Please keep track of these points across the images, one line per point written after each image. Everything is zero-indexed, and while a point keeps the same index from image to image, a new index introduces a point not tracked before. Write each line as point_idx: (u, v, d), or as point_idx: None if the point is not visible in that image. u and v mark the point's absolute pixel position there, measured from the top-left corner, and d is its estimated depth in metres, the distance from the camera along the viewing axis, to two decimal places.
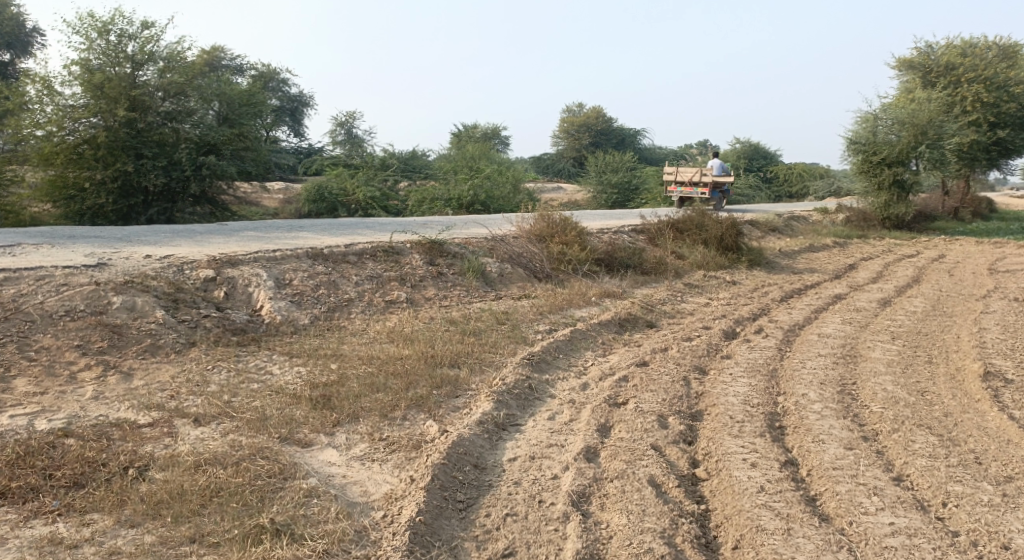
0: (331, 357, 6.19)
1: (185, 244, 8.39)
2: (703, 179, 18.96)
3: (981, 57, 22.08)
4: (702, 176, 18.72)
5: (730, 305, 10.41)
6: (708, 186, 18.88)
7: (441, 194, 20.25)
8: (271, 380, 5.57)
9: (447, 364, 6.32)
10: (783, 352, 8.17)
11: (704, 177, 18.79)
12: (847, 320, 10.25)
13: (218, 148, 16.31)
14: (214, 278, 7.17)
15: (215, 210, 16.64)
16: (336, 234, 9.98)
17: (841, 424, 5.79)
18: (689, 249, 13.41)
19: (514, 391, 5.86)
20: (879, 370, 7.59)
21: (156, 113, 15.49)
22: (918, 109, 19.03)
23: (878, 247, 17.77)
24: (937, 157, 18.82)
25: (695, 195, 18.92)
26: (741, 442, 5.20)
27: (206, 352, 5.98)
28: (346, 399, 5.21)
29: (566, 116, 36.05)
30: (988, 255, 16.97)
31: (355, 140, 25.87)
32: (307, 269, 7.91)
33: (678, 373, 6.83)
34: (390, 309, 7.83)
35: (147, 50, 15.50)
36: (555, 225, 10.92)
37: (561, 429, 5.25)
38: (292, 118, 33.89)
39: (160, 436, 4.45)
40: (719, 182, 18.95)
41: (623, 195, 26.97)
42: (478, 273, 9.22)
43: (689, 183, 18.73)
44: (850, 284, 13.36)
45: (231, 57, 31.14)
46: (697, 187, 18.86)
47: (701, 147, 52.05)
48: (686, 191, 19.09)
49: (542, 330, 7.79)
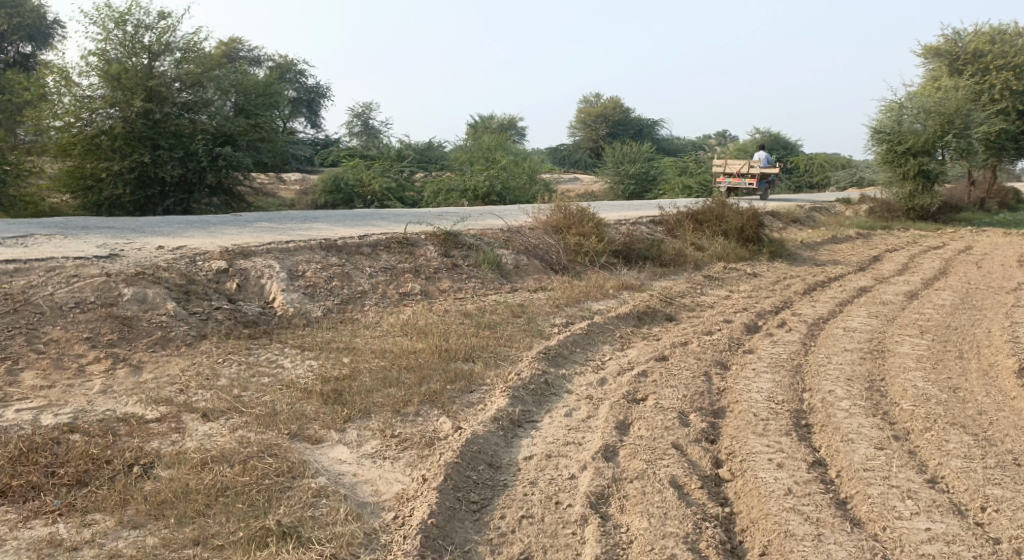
0: (343, 350, 6.07)
1: (197, 234, 8.29)
2: (751, 170, 19.40)
3: (1010, 44, 21.56)
4: (751, 168, 19.13)
5: (751, 298, 10.19)
6: (756, 177, 19.32)
7: (457, 186, 20.06)
8: (282, 374, 5.45)
9: (461, 358, 6.18)
10: (808, 346, 7.96)
11: (752, 168, 19.13)
12: (873, 314, 10.00)
13: (234, 139, 16.22)
14: (226, 270, 7.07)
15: (231, 201, 16.58)
16: (350, 225, 9.84)
17: (871, 422, 5.62)
18: (709, 241, 13.18)
19: (530, 386, 5.71)
20: (908, 366, 7.38)
21: (173, 103, 15.44)
22: (944, 98, 18.74)
23: (902, 239, 17.42)
24: (964, 147, 18.40)
25: (744, 185, 19.15)
26: (765, 441, 5.03)
27: (217, 345, 5.88)
28: (357, 394, 5.09)
29: (583, 107, 35.76)
30: (1016, 247, 16.58)
31: (372, 131, 25.77)
32: (320, 261, 7.79)
33: (699, 368, 6.65)
34: (404, 301, 7.70)
35: (164, 40, 15.44)
36: (572, 216, 10.74)
37: (578, 426, 5.10)
38: (310, 109, 33.85)
39: (167, 432, 4.34)
40: (767, 173, 19.33)
41: (641, 186, 26.71)
42: (494, 265, 9.07)
43: (738, 174, 19.12)
44: (874, 276, 13.07)
45: (249, 49, 31.12)
46: (746, 178, 19.08)
47: (720, 138, 51.34)
48: (734, 182, 19.50)
49: (559, 323, 7.63)
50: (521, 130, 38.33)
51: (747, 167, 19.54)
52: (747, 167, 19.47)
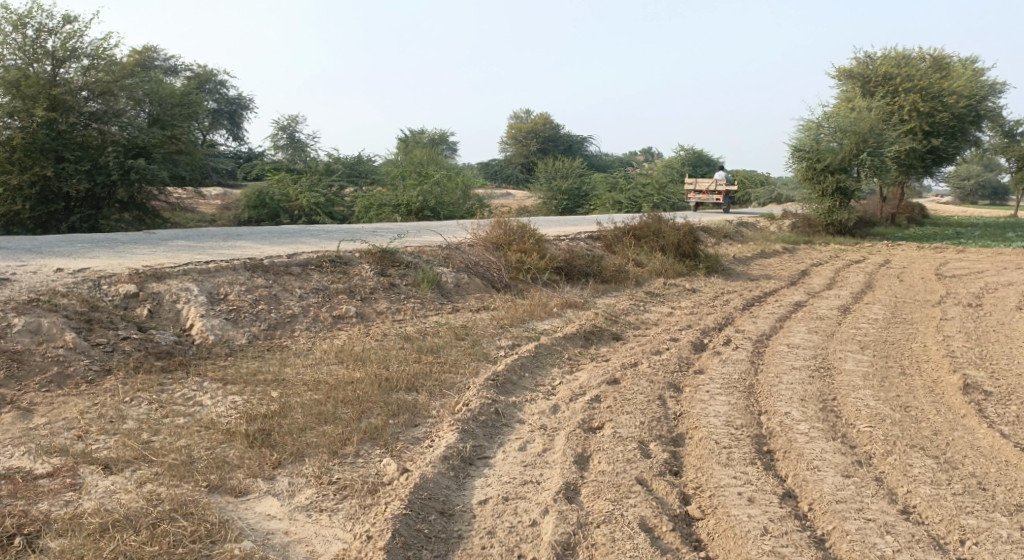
0: (272, 383, 5.55)
1: (105, 255, 7.60)
2: (716, 188, 21.66)
3: (915, 68, 22.34)
4: (715, 186, 21.74)
5: (693, 314, 10.02)
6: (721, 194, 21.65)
7: (389, 201, 19.48)
8: (202, 413, 4.91)
9: (403, 389, 5.70)
10: (756, 365, 7.76)
11: (718, 186, 21.50)
12: (813, 329, 9.95)
13: (148, 151, 15.31)
14: (136, 295, 6.46)
15: (145, 216, 15.64)
16: (277, 243, 9.24)
17: (832, 446, 5.37)
18: (648, 257, 13.03)
19: (480, 418, 5.29)
20: (857, 383, 7.22)
21: (80, 113, 14.48)
22: (858, 118, 19.11)
23: (826, 253, 17.74)
24: (878, 164, 18.89)
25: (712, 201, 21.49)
26: (731, 472, 4.73)
27: (123, 381, 5.32)
28: (289, 433, 4.61)
29: (513, 122, 35.67)
30: (932, 260, 17.06)
31: (298, 144, 24.99)
32: (245, 282, 7.22)
33: (653, 391, 6.36)
34: (338, 325, 7.17)
35: (69, 46, 14.49)
36: (512, 232, 10.41)
37: (535, 461, 4.72)
38: (231, 122, 32.69)
39: (60, 489, 3.78)
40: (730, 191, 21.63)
41: (573, 201, 26.72)
42: (433, 283, 8.62)
43: (707, 192, 21.39)
44: (807, 290, 13.16)
45: (165, 57, 29.91)
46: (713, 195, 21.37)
47: (646, 155, 52.12)
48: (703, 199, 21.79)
49: (504, 345, 7.24)
50: (451, 144, 37.84)
51: (713, 185, 21.76)
52: (711, 185, 22.14)
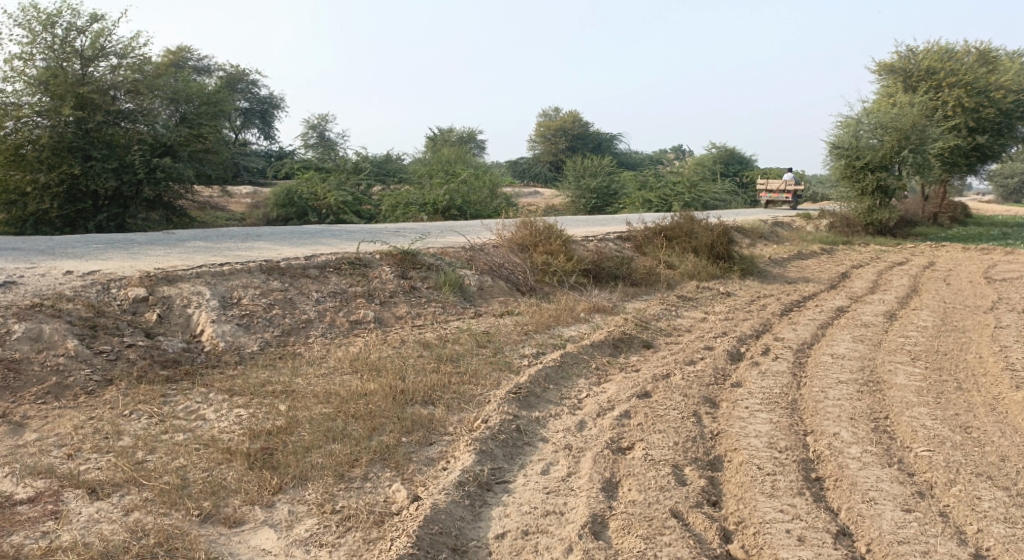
0: (280, 396, 5.22)
1: (118, 257, 7.34)
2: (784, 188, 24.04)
3: (960, 62, 21.46)
4: (783, 186, 23.91)
5: (729, 320, 9.54)
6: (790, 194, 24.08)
7: (416, 199, 19.15)
8: (202, 429, 4.59)
9: (419, 401, 5.34)
10: (799, 377, 7.27)
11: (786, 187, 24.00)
12: (857, 337, 9.41)
13: (174, 149, 15.13)
14: (145, 299, 6.18)
15: (171, 215, 15.49)
16: (296, 244, 8.92)
17: (888, 474, 4.91)
18: (680, 259, 12.52)
19: (500, 436, 4.90)
20: (910, 400, 6.70)
21: (107, 111, 14.36)
22: (900, 113, 18.38)
23: (866, 254, 17.08)
24: (920, 162, 18.13)
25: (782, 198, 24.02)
26: (777, 503, 4.34)
27: (124, 393, 5.03)
28: (292, 453, 4.28)
29: (542, 120, 35.27)
30: (978, 262, 16.31)
31: (327, 142, 24.82)
32: (259, 286, 6.91)
33: (687, 406, 5.91)
34: (355, 331, 6.83)
35: (98, 44, 14.37)
36: (539, 232, 10.01)
37: (559, 488, 4.33)
38: (263, 121, 32.71)
39: (39, 519, 3.55)
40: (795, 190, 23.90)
41: (602, 200, 26.22)
42: (455, 286, 8.25)
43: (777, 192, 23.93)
44: (848, 294, 12.57)
45: (197, 57, 29.98)
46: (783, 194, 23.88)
47: (677, 153, 51.28)
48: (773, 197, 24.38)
49: (529, 354, 6.84)
50: (480, 143, 37.50)
51: (782, 185, 24.04)
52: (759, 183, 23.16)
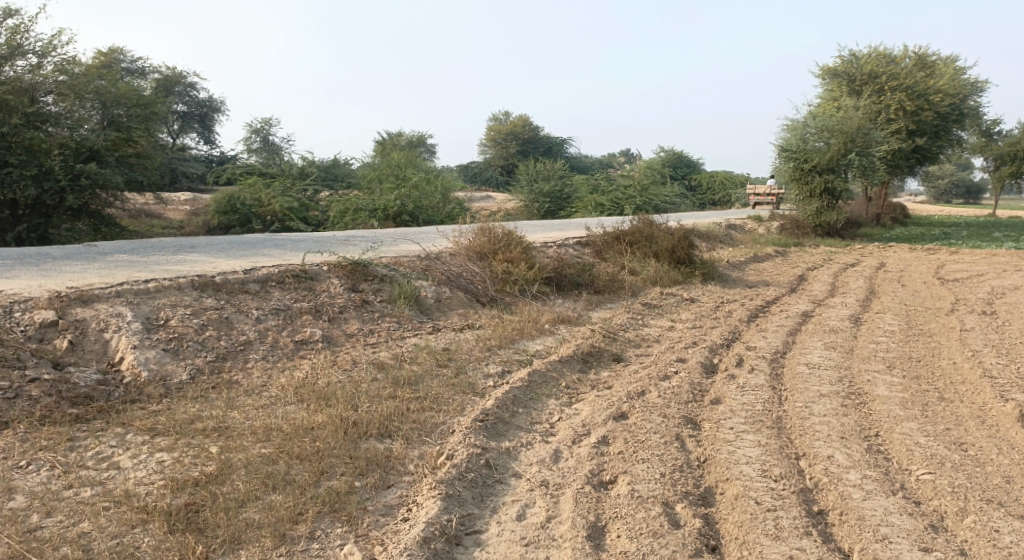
0: (213, 434, 4.53)
1: (28, 273, 6.54)
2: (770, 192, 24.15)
3: (900, 66, 21.59)
4: None
5: (697, 328, 9.07)
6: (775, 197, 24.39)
7: (366, 204, 18.39)
8: (115, 481, 3.91)
9: (374, 435, 4.70)
10: (778, 390, 6.74)
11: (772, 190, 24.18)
12: (829, 344, 9.01)
13: (101, 154, 14.14)
14: (55, 323, 5.44)
15: (100, 224, 14.49)
16: (234, 256, 8.17)
17: (895, 504, 4.36)
18: (640, 265, 12.06)
19: (468, 476, 4.30)
20: (897, 413, 6.13)
21: (25, 114, 13.24)
22: (845, 117, 18.27)
23: (819, 256, 16.92)
24: (866, 165, 18.06)
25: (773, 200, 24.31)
26: (785, 548, 3.86)
27: (22, 439, 4.32)
28: (223, 508, 3.65)
29: (492, 124, 34.72)
30: (928, 262, 16.27)
31: (271, 147, 23.88)
32: (190, 304, 6.18)
33: (668, 429, 5.35)
34: (301, 352, 6.15)
35: (15, 42, 13.32)
36: (497, 240, 9.43)
37: (538, 538, 3.78)
38: (202, 125, 31.49)
39: None
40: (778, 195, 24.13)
41: (555, 204, 25.77)
42: (411, 299, 7.61)
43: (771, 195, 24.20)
44: (810, 298, 12.26)
45: (132, 60, 28.74)
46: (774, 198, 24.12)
47: (626, 157, 51.40)
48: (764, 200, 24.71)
49: (493, 373, 6.23)
50: (429, 147, 36.74)
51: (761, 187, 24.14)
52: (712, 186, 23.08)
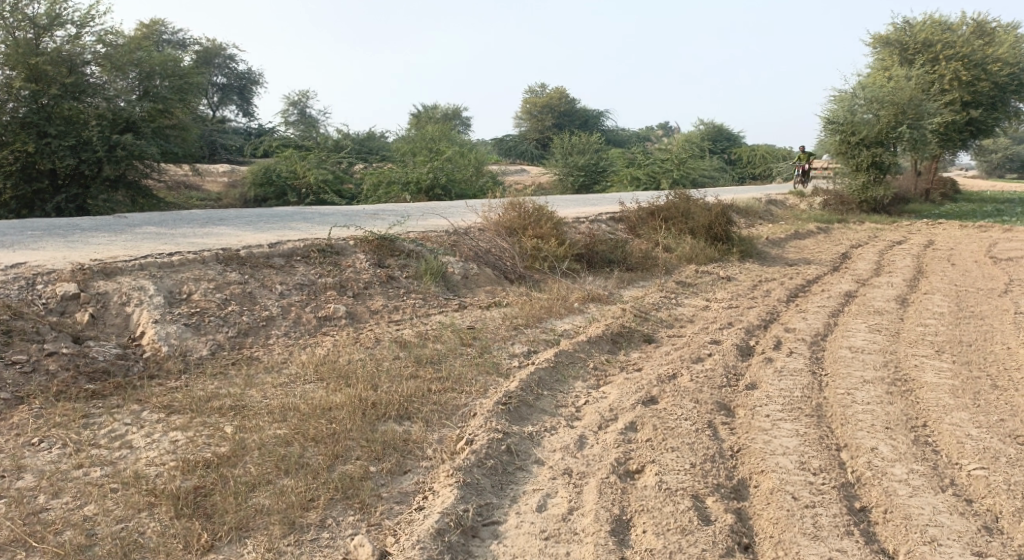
0: (229, 413, 4.42)
1: (54, 245, 6.49)
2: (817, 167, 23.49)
3: (956, 34, 20.70)
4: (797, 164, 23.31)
5: (733, 308, 8.76)
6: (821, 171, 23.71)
7: (399, 177, 18.22)
8: (126, 460, 3.83)
9: (392, 417, 4.54)
10: (818, 375, 6.44)
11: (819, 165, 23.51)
12: (874, 327, 8.63)
13: (137, 126, 14.18)
14: (77, 296, 5.37)
15: (137, 196, 14.52)
16: (260, 229, 8.06)
17: (944, 502, 4.09)
18: (676, 241, 11.72)
19: (487, 462, 4.13)
20: (947, 402, 5.79)
21: (63, 85, 13.30)
22: (896, 87, 17.65)
23: (863, 233, 16.34)
24: (917, 137, 17.34)
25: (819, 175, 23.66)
26: (823, 549, 3.63)
27: (37, 414, 4.27)
28: (233, 493, 3.54)
29: (528, 96, 34.29)
30: (979, 241, 15.60)
31: (307, 120, 23.82)
32: (214, 278, 6.08)
33: (700, 416, 5.11)
34: (323, 329, 6.02)
35: (53, 12, 13.31)
36: (527, 215, 9.20)
37: (559, 531, 3.60)
38: (241, 97, 31.61)
39: None
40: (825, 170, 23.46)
41: (590, 177, 25.33)
42: (437, 275, 7.44)
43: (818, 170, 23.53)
44: (853, 277, 11.80)
45: (172, 32, 28.88)
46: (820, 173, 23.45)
47: (663, 131, 50.50)
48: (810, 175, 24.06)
49: (519, 353, 6.05)
50: (464, 120, 36.44)
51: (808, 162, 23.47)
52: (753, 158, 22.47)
